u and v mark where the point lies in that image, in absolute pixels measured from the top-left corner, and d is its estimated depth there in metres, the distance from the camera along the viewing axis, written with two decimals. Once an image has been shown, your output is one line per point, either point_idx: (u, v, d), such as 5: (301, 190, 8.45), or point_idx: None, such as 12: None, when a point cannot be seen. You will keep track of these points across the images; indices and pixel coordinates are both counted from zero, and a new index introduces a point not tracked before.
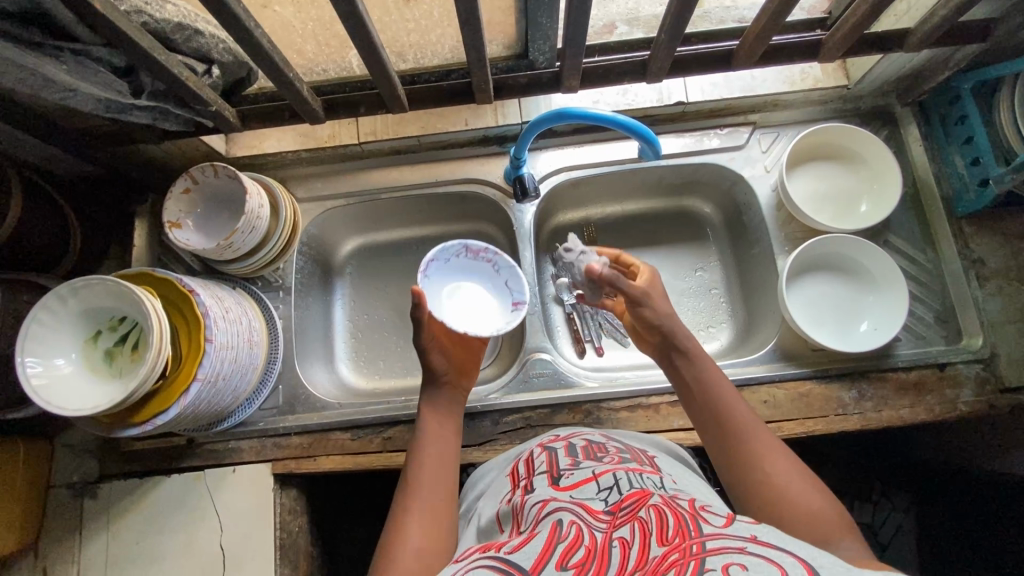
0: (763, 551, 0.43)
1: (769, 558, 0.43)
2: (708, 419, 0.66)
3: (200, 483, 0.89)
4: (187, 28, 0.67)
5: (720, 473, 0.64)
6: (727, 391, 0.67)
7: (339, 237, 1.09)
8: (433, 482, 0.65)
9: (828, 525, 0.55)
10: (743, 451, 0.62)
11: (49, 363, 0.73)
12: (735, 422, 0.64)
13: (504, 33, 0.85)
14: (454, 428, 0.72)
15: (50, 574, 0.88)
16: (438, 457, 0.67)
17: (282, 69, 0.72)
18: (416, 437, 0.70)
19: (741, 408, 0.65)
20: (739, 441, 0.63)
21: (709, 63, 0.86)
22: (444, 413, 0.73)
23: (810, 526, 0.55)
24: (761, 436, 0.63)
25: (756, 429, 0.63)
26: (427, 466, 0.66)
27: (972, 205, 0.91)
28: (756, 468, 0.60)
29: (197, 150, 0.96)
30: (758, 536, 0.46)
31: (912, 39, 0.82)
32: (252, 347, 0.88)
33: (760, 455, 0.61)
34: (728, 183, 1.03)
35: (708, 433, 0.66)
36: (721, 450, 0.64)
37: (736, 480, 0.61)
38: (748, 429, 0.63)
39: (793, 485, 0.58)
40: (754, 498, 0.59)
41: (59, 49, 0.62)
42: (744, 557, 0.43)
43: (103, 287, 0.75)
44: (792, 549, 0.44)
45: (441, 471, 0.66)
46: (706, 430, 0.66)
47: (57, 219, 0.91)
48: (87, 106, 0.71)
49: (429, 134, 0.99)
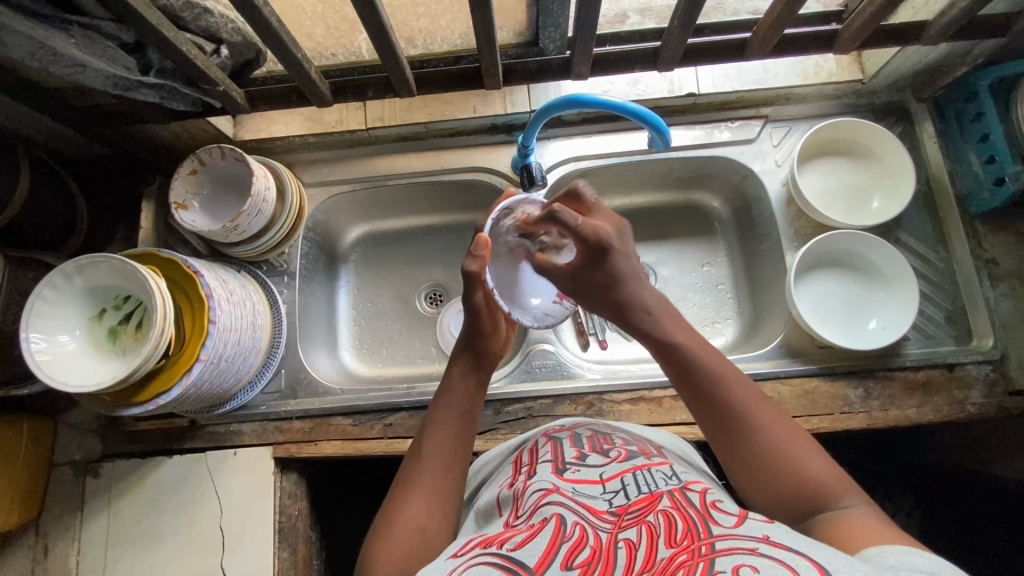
0: (776, 553, 0.42)
1: (781, 561, 0.41)
2: (699, 399, 0.60)
3: (201, 464, 0.89)
4: (196, 6, 0.67)
5: (729, 465, 0.58)
6: (716, 364, 0.61)
7: (345, 224, 1.09)
8: (448, 461, 0.63)
9: (829, 485, 0.53)
10: (741, 432, 0.57)
11: (53, 339, 0.73)
12: (728, 400, 0.58)
13: (515, 20, 0.83)
14: (479, 403, 0.68)
15: (51, 550, 0.88)
16: (453, 433, 0.64)
17: (291, 50, 0.71)
18: (436, 406, 0.67)
19: (733, 380, 0.60)
20: (735, 422, 0.57)
21: (721, 53, 0.85)
22: (472, 388, 0.68)
23: (818, 499, 0.52)
24: (757, 409, 0.58)
25: (751, 402, 0.58)
26: (439, 444, 0.63)
27: (987, 203, 0.90)
28: (756, 449, 0.55)
29: (205, 132, 0.96)
30: (770, 537, 0.44)
31: (930, 31, 0.80)
32: (256, 331, 0.88)
33: (771, 437, 0.56)
34: (738, 176, 1.02)
35: (699, 415, 0.60)
36: (715, 432, 0.59)
37: (753, 473, 0.55)
38: (743, 404, 0.58)
39: (797, 460, 0.54)
40: (780, 488, 0.54)
41: (68, 22, 0.61)
42: (755, 559, 0.42)
43: (108, 266, 0.74)
44: (807, 551, 0.43)
45: (454, 448, 0.64)
46: (709, 422, 0.59)
47: (65, 198, 0.91)
48: (97, 83, 0.72)
49: (437, 121, 0.99)
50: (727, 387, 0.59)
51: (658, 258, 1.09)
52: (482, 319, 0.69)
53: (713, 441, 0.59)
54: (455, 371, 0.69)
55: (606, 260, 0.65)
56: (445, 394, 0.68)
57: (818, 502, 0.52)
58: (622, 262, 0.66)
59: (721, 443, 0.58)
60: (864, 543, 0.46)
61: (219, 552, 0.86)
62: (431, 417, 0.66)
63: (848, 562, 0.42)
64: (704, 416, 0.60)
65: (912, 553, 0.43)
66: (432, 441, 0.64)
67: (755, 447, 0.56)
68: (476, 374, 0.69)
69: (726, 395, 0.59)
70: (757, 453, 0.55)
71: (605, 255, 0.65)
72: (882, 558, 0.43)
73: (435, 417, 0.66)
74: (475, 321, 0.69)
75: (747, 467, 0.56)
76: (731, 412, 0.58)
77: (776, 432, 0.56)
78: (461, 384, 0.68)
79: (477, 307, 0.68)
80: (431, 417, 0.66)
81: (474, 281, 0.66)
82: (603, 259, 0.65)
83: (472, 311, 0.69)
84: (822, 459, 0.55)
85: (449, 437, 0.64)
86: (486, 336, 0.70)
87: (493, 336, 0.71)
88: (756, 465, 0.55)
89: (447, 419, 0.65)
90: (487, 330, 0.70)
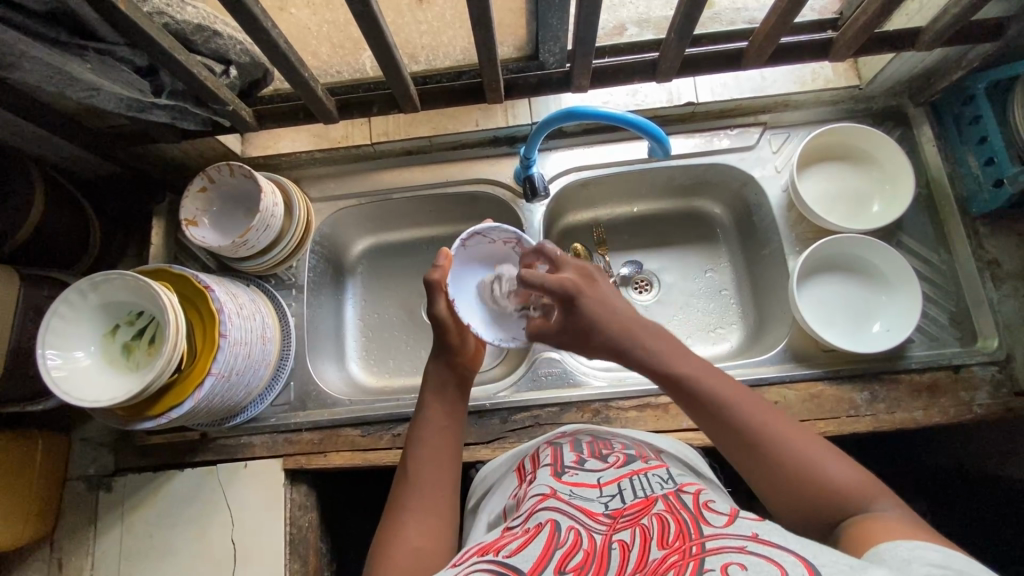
0: (764, 551, 0.43)
1: (768, 557, 0.42)
2: (720, 427, 0.59)
3: (212, 477, 0.90)
4: (206, 28, 0.69)
5: (757, 486, 0.57)
6: (725, 387, 0.60)
7: (351, 237, 1.11)
8: (436, 478, 0.64)
9: (860, 492, 0.52)
10: (771, 454, 0.56)
11: (68, 355, 0.75)
12: (751, 425, 0.57)
13: (515, 34, 0.86)
14: (457, 420, 0.69)
15: (63, 566, 0.89)
16: (437, 453, 0.65)
17: (298, 69, 0.73)
18: (419, 427, 0.68)
19: (752, 404, 0.59)
20: (760, 441, 0.57)
21: (720, 63, 0.86)
22: (448, 403, 0.70)
23: (847, 503, 0.52)
24: (780, 428, 0.57)
25: (769, 419, 0.58)
26: (426, 462, 0.64)
27: (986, 205, 0.90)
28: (783, 466, 0.55)
29: (214, 149, 0.98)
30: (759, 535, 0.46)
31: (924, 38, 0.81)
32: (265, 343, 0.90)
33: (792, 452, 0.55)
34: (738, 183, 1.03)
35: (718, 438, 0.60)
36: (741, 455, 0.58)
37: (779, 489, 0.55)
38: (760, 422, 0.57)
39: (824, 468, 0.54)
40: (808, 495, 0.53)
41: (84, 48, 0.64)
42: (744, 556, 0.43)
43: (123, 282, 0.76)
44: (793, 547, 0.44)
45: (441, 468, 0.64)
46: (731, 447, 0.58)
47: (79, 218, 0.93)
48: (110, 104, 0.73)
49: (441, 134, 1.01)
50: (746, 410, 0.58)
51: (660, 265, 1.10)
52: (448, 332, 0.72)
53: (745, 466, 0.58)
54: (428, 394, 0.70)
55: (579, 306, 0.66)
56: (423, 414, 0.69)
57: (853, 507, 0.52)
58: (597, 307, 0.66)
59: (750, 468, 0.57)
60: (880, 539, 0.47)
61: (230, 566, 0.87)
62: (413, 438, 0.67)
63: (834, 557, 0.42)
64: (732, 445, 0.58)
65: (919, 547, 0.44)
66: (417, 462, 0.65)
67: (783, 466, 0.55)
68: (451, 393, 0.71)
69: (746, 417, 0.58)
70: (793, 469, 0.55)
71: (578, 304, 0.66)
72: (894, 553, 0.44)
73: (418, 439, 0.67)
74: (442, 334, 0.72)
75: (779, 489, 0.55)
76: (762, 436, 0.57)
77: (810, 448, 0.55)
78: (436, 403, 0.70)
79: (439, 318, 0.72)
80: (414, 437, 0.67)
81: (435, 288, 0.72)
82: (583, 305, 0.66)
83: (438, 324, 0.72)
84: (842, 459, 0.55)
85: (434, 455, 0.65)
86: (456, 351, 0.73)
87: (462, 347, 0.73)
88: (792, 483, 0.54)
89: (427, 438, 0.66)
90: (456, 347, 0.73)
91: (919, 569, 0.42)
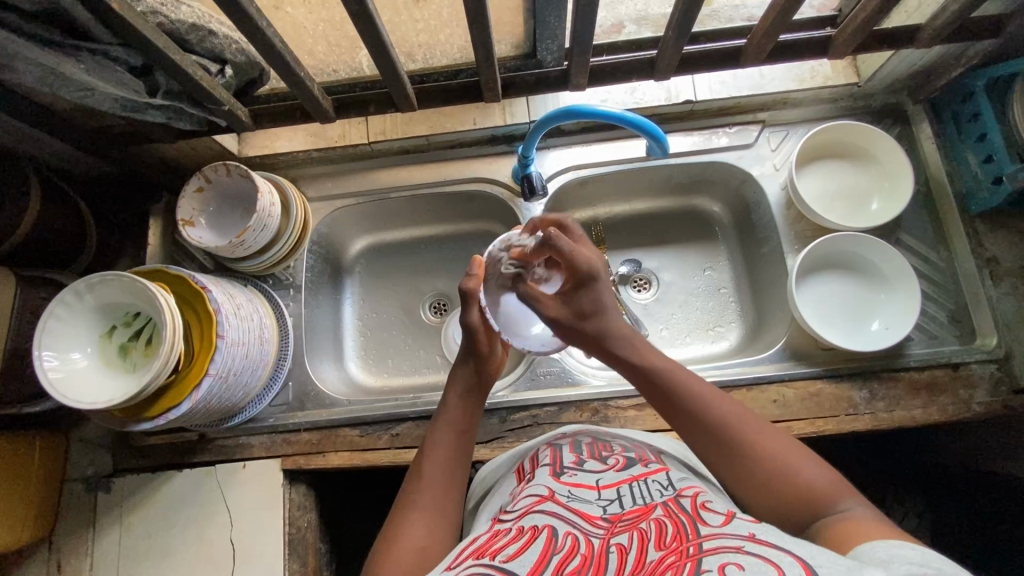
0: (761, 551, 0.43)
1: (765, 557, 0.42)
2: (690, 424, 0.59)
3: (210, 478, 0.90)
4: (201, 28, 0.69)
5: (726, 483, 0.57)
6: (698, 385, 0.61)
7: (349, 237, 1.10)
8: (446, 479, 0.64)
9: (827, 492, 0.53)
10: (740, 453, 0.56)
11: (65, 356, 0.75)
12: (722, 423, 0.58)
13: (511, 33, 0.85)
14: (474, 425, 0.69)
15: (62, 567, 0.89)
16: (449, 454, 0.65)
17: (294, 69, 0.73)
18: (435, 428, 0.68)
19: (722, 402, 0.60)
20: (731, 439, 0.57)
21: (718, 60, 0.85)
22: (468, 407, 0.70)
23: (814, 503, 0.53)
24: (748, 427, 0.58)
25: (738, 417, 0.58)
26: (438, 463, 0.65)
27: (986, 203, 0.90)
28: (752, 465, 0.55)
29: (210, 149, 0.97)
30: (756, 535, 0.46)
31: (923, 35, 0.81)
32: (263, 344, 0.90)
33: (760, 451, 0.56)
34: (737, 181, 1.03)
35: (689, 436, 0.60)
36: (713, 454, 0.58)
37: (747, 486, 0.56)
38: (730, 421, 0.58)
39: (791, 467, 0.55)
40: (775, 493, 0.54)
41: (78, 48, 0.64)
42: (741, 557, 0.42)
43: (119, 283, 0.76)
44: (791, 548, 0.44)
45: (453, 470, 0.64)
46: (701, 445, 0.59)
47: (75, 219, 0.93)
48: (105, 105, 0.73)
49: (438, 134, 1.00)
50: (717, 408, 0.59)
51: (659, 264, 1.09)
52: (478, 340, 0.72)
53: (714, 464, 0.58)
54: (451, 396, 0.71)
55: (592, 289, 0.65)
56: (444, 415, 0.69)
57: (821, 506, 0.52)
58: (607, 296, 0.66)
59: (720, 465, 0.58)
60: (855, 541, 0.47)
61: (229, 566, 0.87)
62: (429, 438, 0.67)
63: (832, 557, 0.42)
64: (702, 443, 0.59)
65: (897, 547, 0.44)
66: (430, 462, 0.65)
67: (752, 464, 0.56)
68: (474, 398, 0.71)
69: (716, 415, 0.58)
70: (760, 467, 0.55)
71: (592, 287, 0.66)
72: (873, 553, 0.44)
73: (434, 440, 0.67)
74: (473, 342, 0.72)
75: (748, 487, 0.55)
76: (731, 434, 0.57)
77: (778, 448, 0.56)
78: (458, 406, 0.70)
79: (472, 326, 0.71)
80: (429, 437, 0.68)
81: (469, 299, 0.71)
82: (592, 291, 0.66)
83: (467, 330, 0.71)
84: (807, 457, 0.56)
85: (447, 458, 0.65)
86: (483, 357, 0.73)
87: (490, 356, 0.73)
88: (761, 481, 0.55)
89: (442, 439, 0.67)
90: (485, 353, 0.72)
91: (898, 569, 0.41)
